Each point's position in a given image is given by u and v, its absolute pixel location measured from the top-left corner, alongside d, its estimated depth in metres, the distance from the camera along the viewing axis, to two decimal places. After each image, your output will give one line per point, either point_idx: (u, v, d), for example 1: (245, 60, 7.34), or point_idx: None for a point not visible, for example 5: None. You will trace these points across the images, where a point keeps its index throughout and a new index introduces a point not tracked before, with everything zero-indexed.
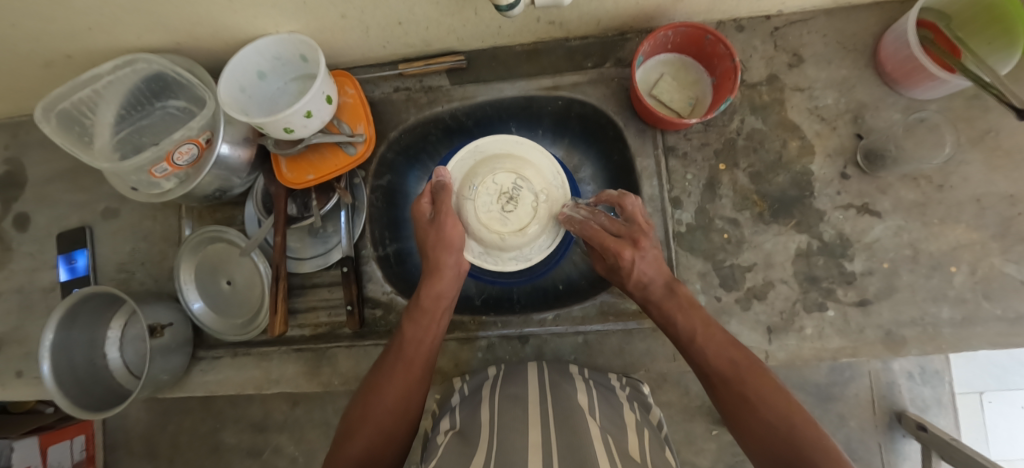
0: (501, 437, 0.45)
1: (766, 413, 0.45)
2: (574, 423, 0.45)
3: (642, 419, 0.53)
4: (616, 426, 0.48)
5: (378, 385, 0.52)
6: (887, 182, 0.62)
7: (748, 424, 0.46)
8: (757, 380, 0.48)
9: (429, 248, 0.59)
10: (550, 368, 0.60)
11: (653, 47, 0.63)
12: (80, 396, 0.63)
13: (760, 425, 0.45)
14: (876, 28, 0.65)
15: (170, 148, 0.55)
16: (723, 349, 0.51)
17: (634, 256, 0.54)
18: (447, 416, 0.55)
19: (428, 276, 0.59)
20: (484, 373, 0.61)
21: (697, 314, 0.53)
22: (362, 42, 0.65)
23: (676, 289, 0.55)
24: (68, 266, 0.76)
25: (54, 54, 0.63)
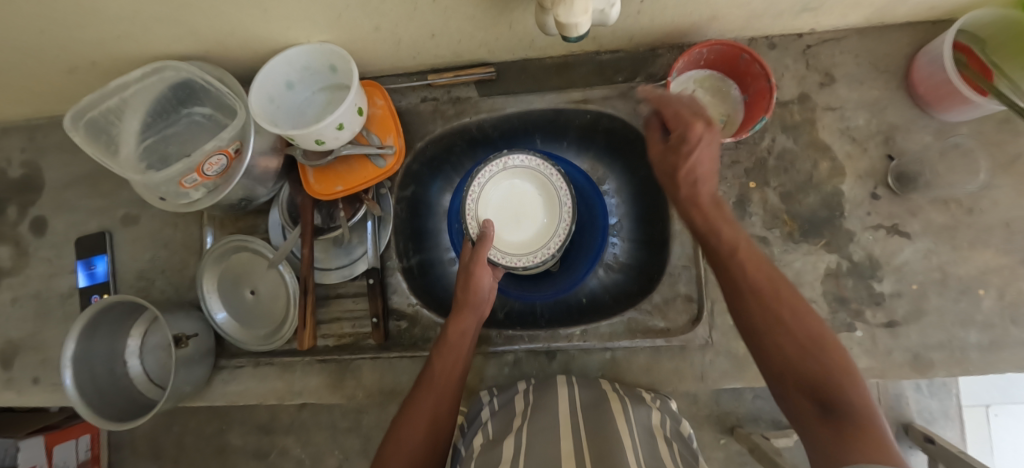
0: (535, 443, 0.45)
1: (788, 345, 0.37)
2: (606, 431, 0.47)
3: (672, 433, 0.53)
4: (648, 435, 0.49)
5: (407, 415, 0.51)
6: (917, 205, 0.62)
7: (769, 346, 0.38)
8: (787, 297, 0.39)
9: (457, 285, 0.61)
10: (579, 383, 0.61)
11: (686, 64, 0.63)
12: (102, 407, 0.62)
13: (782, 347, 0.38)
14: (908, 50, 0.65)
15: (200, 160, 0.55)
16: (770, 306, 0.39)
17: (705, 132, 0.47)
18: (478, 430, 0.56)
19: (454, 312, 0.59)
20: (513, 388, 0.62)
21: (749, 261, 0.42)
22: (392, 53, 0.64)
23: (722, 206, 0.47)
24: (87, 272, 0.75)
25: (79, 60, 0.62)
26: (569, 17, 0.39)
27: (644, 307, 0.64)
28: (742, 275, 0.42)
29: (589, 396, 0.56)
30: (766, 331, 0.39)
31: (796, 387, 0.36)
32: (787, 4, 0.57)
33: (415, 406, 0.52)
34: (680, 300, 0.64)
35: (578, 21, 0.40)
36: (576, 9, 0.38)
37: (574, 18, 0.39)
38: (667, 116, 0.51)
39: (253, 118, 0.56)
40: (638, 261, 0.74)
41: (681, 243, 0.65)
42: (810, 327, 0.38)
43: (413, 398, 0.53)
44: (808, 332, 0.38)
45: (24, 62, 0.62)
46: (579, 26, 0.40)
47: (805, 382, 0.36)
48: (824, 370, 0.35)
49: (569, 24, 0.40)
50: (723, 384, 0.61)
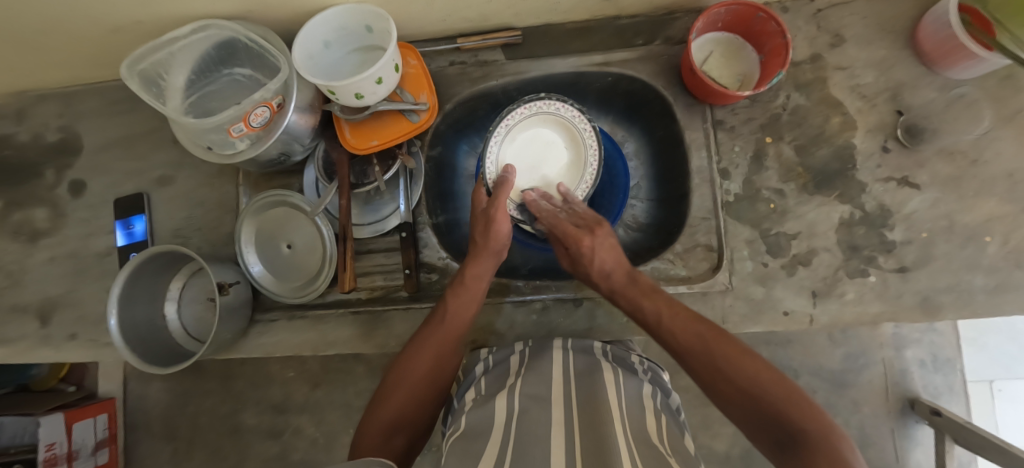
0: (528, 408, 0.47)
1: (741, 383, 0.45)
2: (598, 400, 0.48)
3: (662, 403, 0.55)
4: (638, 402, 0.50)
5: (413, 352, 0.54)
6: (924, 156, 0.66)
7: (730, 396, 0.45)
8: (733, 353, 0.47)
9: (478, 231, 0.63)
10: (574, 347, 0.61)
11: (705, 24, 0.66)
12: (144, 353, 0.64)
13: (743, 396, 0.44)
14: (914, 12, 0.68)
15: (248, 109, 0.57)
16: (690, 325, 0.51)
17: (592, 242, 0.61)
18: (472, 386, 0.57)
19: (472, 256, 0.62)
20: (509, 349, 0.62)
21: (659, 298, 0.55)
22: (424, 14, 0.67)
23: (640, 283, 0.59)
24: (125, 232, 0.78)
25: (123, 20, 0.64)
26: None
27: (665, 257, 0.68)
28: (699, 344, 0.49)
29: (585, 361, 0.56)
30: (726, 379, 0.46)
31: (741, 405, 0.44)
32: None
33: (422, 344, 0.55)
34: (700, 249, 0.67)
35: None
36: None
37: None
38: (581, 223, 0.64)
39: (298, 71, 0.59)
40: (656, 218, 0.77)
41: (700, 196, 0.68)
42: (751, 369, 0.45)
43: (421, 338, 0.56)
44: (753, 370, 0.45)
45: (72, 23, 0.64)
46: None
47: (741, 393, 0.44)
48: (743, 375, 0.45)
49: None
50: (743, 328, 0.64)
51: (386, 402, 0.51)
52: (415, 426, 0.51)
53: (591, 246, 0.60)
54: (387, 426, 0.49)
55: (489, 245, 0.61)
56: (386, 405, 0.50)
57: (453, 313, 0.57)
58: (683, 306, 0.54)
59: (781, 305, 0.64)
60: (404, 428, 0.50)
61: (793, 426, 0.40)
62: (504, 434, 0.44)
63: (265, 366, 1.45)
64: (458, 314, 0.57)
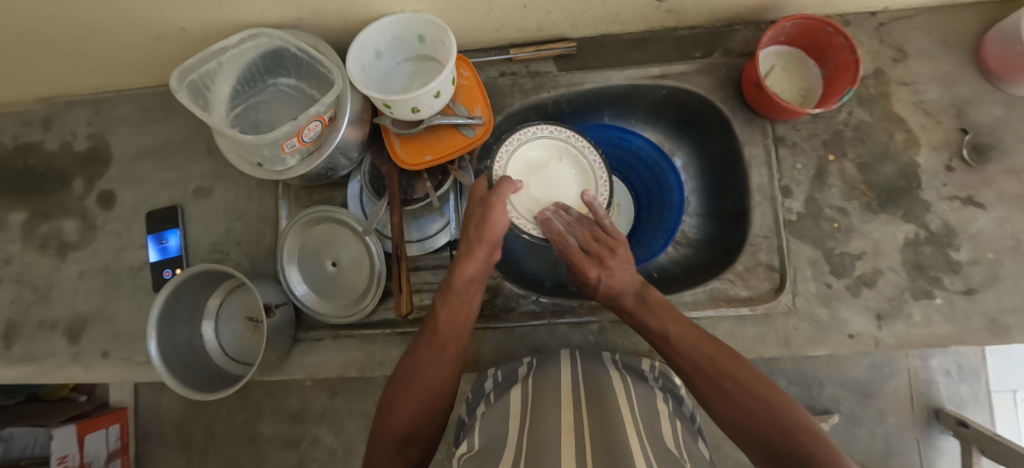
0: (537, 416, 0.46)
1: (745, 400, 0.46)
2: (607, 406, 0.46)
3: (673, 410, 0.54)
4: (650, 410, 0.50)
5: (413, 362, 0.53)
6: (990, 175, 0.64)
7: (735, 416, 0.46)
8: (740, 371, 0.48)
9: (471, 223, 0.59)
10: (581, 356, 0.60)
11: (769, 38, 0.64)
12: (187, 376, 0.62)
13: (745, 415, 0.45)
14: (978, 27, 0.67)
15: (302, 124, 0.55)
16: (698, 346, 0.51)
17: (599, 274, 0.59)
18: (483, 401, 0.58)
19: (462, 254, 0.58)
20: (516, 362, 0.62)
21: (667, 315, 0.54)
22: (481, 24, 0.65)
23: (669, 307, 0.56)
24: (158, 246, 0.75)
25: (169, 27, 0.61)
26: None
27: (725, 277, 0.66)
28: (700, 363, 0.50)
29: (591, 369, 0.55)
30: (731, 395, 0.47)
31: (758, 436, 0.44)
32: None
33: (421, 354, 0.54)
34: (761, 268, 0.65)
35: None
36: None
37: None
38: (594, 248, 0.61)
39: (352, 83, 0.56)
40: (710, 234, 0.76)
41: (761, 213, 0.66)
42: (755, 387, 0.46)
43: (420, 350, 0.54)
44: (760, 389, 0.46)
45: (112, 30, 0.61)
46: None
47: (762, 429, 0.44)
48: (769, 408, 0.45)
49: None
50: (808, 350, 0.62)
51: (389, 417, 0.50)
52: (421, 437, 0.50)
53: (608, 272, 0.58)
54: (397, 440, 0.48)
55: (482, 241, 0.57)
56: (391, 418, 0.49)
57: (448, 320, 0.56)
58: (693, 324, 0.54)
59: (846, 327, 0.63)
60: (412, 441, 0.49)
61: (800, 448, 0.41)
62: (516, 443, 0.42)
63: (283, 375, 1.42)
64: (454, 320, 0.56)
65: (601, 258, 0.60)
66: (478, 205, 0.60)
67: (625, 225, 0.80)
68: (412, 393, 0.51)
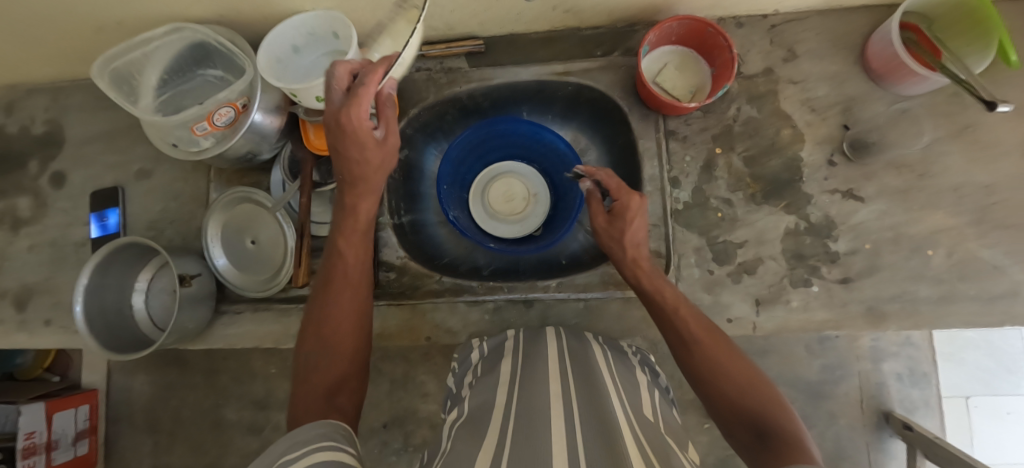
0: (528, 384, 0.50)
1: (735, 379, 0.47)
2: (593, 381, 0.49)
3: (650, 382, 0.60)
4: (633, 386, 0.54)
5: (323, 309, 0.50)
6: (871, 169, 0.67)
7: (721, 397, 0.47)
8: (725, 355, 0.49)
9: (343, 157, 0.51)
10: (566, 335, 0.65)
11: (658, 38, 0.69)
12: (108, 339, 0.67)
13: (727, 397, 0.47)
14: (864, 29, 0.70)
15: (211, 109, 0.61)
16: (701, 323, 0.52)
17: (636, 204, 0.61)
18: (468, 373, 0.61)
19: (345, 191, 0.54)
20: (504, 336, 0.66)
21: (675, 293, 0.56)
22: (392, 21, 0.70)
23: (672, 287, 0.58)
24: (99, 223, 0.81)
25: (106, 20, 0.67)
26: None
27: (616, 262, 0.69)
28: (680, 336, 0.52)
29: (573, 345, 0.62)
30: (710, 375, 0.48)
31: (739, 422, 0.45)
32: None
33: (329, 301, 0.51)
34: (650, 255, 0.69)
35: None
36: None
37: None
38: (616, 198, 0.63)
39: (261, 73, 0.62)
40: None
41: (652, 202, 0.70)
42: (740, 375, 0.48)
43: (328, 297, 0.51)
44: (745, 377, 0.47)
45: (58, 22, 0.68)
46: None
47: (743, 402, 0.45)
48: (744, 381, 0.47)
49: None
50: None
51: (315, 372, 0.46)
52: (351, 384, 0.48)
53: (628, 224, 0.59)
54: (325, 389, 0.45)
55: (360, 173, 0.52)
56: (315, 372, 0.46)
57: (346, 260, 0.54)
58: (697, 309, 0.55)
59: (726, 311, 0.66)
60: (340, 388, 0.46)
61: (770, 423, 0.42)
62: (505, 409, 0.45)
63: (246, 361, 1.46)
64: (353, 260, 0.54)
65: (621, 235, 0.60)
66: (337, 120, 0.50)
67: (540, 213, 0.84)
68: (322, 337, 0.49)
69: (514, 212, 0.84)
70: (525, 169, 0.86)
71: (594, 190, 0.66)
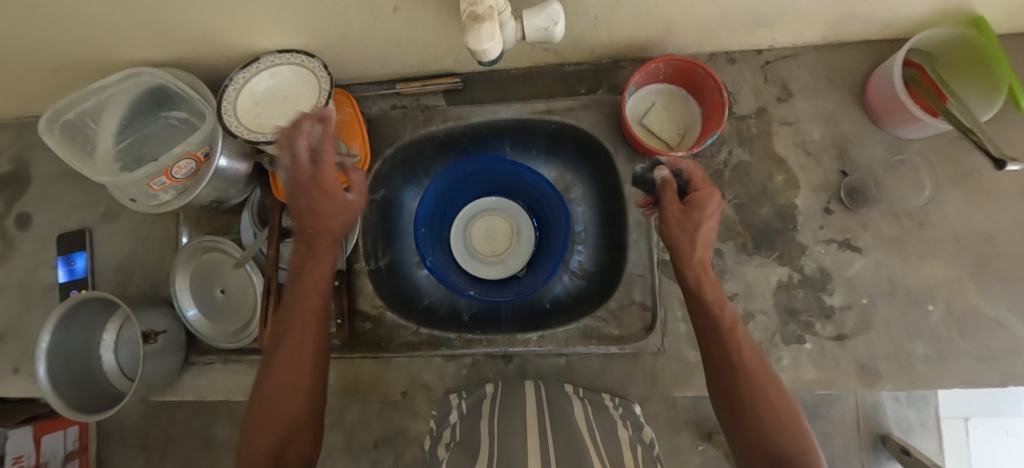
0: (504, 445, 0.48)
1: (768, 414, 0.44)
2: (575, 443, 0.46)
3: (633, 437, 0.55)
4: (616, 442, 0.51)
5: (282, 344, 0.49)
6: (869, 218, 0.63)
7: (750, 428, 0.44)
8: (771, 385, 0.45)
9: (297, 186, 0.49)
10: (547, 388, 0.64)
11: (644, 78, 0.65)
12: (74, 397, 0.64)
13: (757, 429, 0.44)
14: (864, 65, 0.66)
15: (169, 163, 0.57)
16: (755, 355, 0.47)
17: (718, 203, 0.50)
18: (447, 429, 0.58)
19: (298, 215, 0.51)
20: (482, 392, 0.64)
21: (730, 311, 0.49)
22: (361, 60, 0.66)
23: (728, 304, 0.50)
24: (67, 268, 0.78)
25: (60, 63, 0.64)
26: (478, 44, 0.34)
27: (599, 314, 0.66)
28: (725, 352, 0.47)
29: (553, 395, 0.61)
30: (746, 405, 0.45)
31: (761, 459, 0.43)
32: (739, 19, 0.58)
33: (288, 338, 0.49)
34: (635, 308, 0.65)
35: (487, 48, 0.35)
36: (483, 33, 0.33)
37: (482, 42, 0.34)
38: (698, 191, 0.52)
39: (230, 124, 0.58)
40: (601, 266, 0.75)
41: (638, 251, 0.66)
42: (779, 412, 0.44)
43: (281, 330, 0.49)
44: (778, 416, 0.44)
45: (10, 64, 0.64)
46: (488, 53, 0.36)
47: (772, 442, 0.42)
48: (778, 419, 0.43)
49: (479, 52, 0.36)
50: (674, 391, 0.63)
51: (269, 415, 0.46)
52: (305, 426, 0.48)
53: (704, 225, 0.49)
54: (274, 439, 0.45)
55: (315, 202, 0.50)
56: (270, 419, 0.46)
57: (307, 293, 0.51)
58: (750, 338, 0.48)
59: None
60: (293, 434, 0.46)
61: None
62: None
63: None
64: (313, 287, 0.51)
65: (697, 231, 0.49)
66: (303, 161, 0.48)
67: (523, 254, 0.82)
68: (279, 379, 0.47)
69: (496, 251, 0.82)
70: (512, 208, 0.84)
71: (671, 180, 0.53)
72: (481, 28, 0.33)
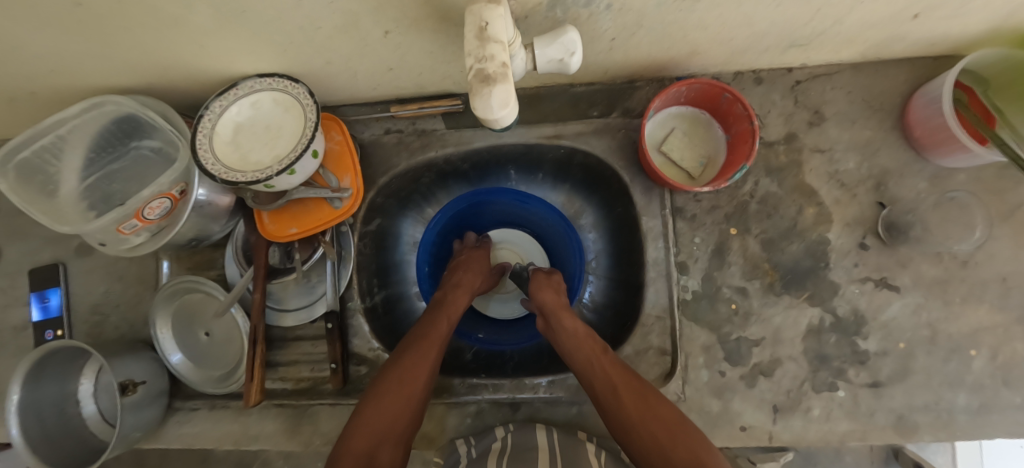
0: None
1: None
2: None
3: None
4: None
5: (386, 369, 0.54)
6: (907, 256, 0.58)
7: (643, 445, 0.47)
8: (649, 394, 0.50)
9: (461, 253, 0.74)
10: (558, 429, 0.60)
11: (665, 102, 0.59)
12: (50, 451, 0.59)
13: (651, 442, 0.47)
14: (905, 87, 0.60)
15: (138, 206, 0.51)
16: (654, 412, 0.49)
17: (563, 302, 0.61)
18: None
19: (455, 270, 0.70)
20: (492, 436, 0.60)
21: (620, 377, 0.51)
22: (351, 84, 0.60)
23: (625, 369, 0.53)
24: (40, 305, 0.72)
25: (17, 92, 0.57)
26: (488, 113, 0.27)
27: None
28: (627, 429, 0.48)
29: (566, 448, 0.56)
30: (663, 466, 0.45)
31: None
32: (773, 40, 0.52)
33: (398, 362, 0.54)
34: (652, 352, 0.60)
35: (499, 117, 0.28)
36: (495, 99, 0.27)
37: (493, 108, 0.28)
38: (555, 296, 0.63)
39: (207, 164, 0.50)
40: (613, 300, 0.71)
41: (656, 291, 0.61)
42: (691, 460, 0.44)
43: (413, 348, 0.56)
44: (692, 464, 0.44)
45: None
46: (500, 122, 0.29)
47: None
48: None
49: (490, 121, 0.28)
50: None
51: (357, 433, 0.48)
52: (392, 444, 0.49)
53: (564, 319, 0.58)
54: (371, 439, 0.48)
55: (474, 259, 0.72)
56: (358, 437, 0.48)
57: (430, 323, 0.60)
58: (652, 395, 0.50)
59: (738, 419, 0.57)
60: (387, 440, 0.49)
61: None
62: None
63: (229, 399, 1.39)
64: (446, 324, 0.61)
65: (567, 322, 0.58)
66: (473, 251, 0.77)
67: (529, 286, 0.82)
68: (377, 405, 0.50)
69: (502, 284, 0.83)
70: (518, 235, 0.84)
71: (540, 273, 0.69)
72: (492, 92, 0.27)
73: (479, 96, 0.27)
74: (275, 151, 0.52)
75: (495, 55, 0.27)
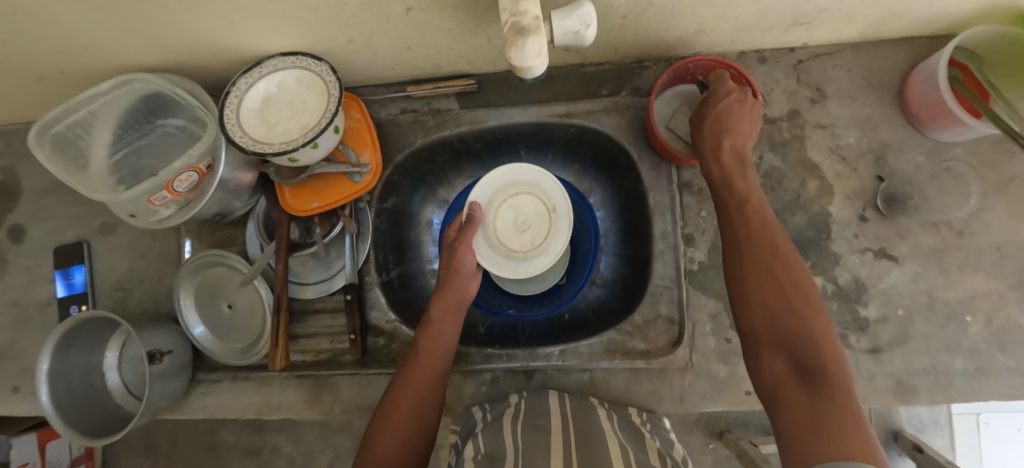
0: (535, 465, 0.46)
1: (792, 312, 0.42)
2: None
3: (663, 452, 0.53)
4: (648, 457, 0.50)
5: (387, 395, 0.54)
6: (906, 227, 0.61)
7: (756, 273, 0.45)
8: (795, 300, 0.42)
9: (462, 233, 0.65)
10: (570, 396, 0.62)
11: (672, 78, 0.62)
12: (79, 420, 0.61)
13: (772, 279, 0.44)
14: (903, 65, 0.62)
15: (169, 177, 0.53)
16: (780, 258, 0.46)
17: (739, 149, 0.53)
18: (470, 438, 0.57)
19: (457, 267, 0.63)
20: (505, 401, 0.62)
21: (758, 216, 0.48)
22: (371, 63, 0.62)
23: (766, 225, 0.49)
24: (65, 282, 0.75)
25: (48, 70, 0.60)
26: (522, 61, 0.33)
27: (624, 328, 0.63)
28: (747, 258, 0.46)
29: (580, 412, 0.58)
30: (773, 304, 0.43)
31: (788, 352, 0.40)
32: (777, 18, 0.55)
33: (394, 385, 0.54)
34: (661, 321, 0.63)
35: (531, 65, 0.34)
36: (530, 51, 0.33)
37: (526, 57, 0.34)
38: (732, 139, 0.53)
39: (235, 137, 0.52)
40: (622, 275, 0.73)
41: (664, 263, 0.63)
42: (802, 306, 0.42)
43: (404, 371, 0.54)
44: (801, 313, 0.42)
45: None
46: (532, 70, 0.35)
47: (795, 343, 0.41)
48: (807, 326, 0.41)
49: (523, 68, 0.34)
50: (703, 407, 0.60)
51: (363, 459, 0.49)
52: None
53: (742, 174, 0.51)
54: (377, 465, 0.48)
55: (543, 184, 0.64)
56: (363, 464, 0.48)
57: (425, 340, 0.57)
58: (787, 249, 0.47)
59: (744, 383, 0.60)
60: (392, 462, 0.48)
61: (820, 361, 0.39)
62: None
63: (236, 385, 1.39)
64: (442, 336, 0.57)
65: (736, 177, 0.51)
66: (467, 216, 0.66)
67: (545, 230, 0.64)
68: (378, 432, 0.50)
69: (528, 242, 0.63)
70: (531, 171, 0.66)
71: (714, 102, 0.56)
72: (526, 45, 0.33)
73: (515, 47, 0.33)
74: (300, 124, 0.55)
75: (527, 9, 0.33)
